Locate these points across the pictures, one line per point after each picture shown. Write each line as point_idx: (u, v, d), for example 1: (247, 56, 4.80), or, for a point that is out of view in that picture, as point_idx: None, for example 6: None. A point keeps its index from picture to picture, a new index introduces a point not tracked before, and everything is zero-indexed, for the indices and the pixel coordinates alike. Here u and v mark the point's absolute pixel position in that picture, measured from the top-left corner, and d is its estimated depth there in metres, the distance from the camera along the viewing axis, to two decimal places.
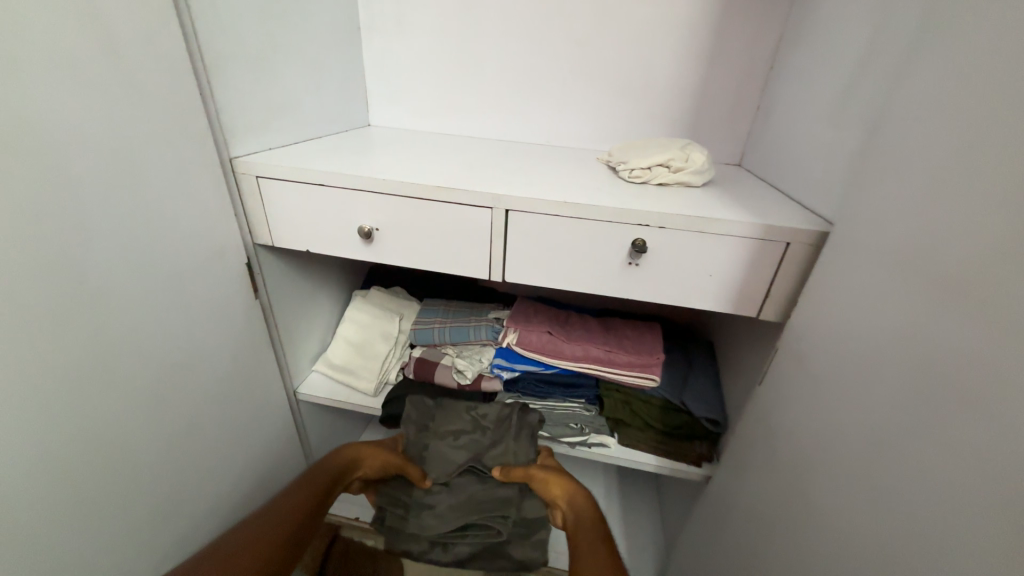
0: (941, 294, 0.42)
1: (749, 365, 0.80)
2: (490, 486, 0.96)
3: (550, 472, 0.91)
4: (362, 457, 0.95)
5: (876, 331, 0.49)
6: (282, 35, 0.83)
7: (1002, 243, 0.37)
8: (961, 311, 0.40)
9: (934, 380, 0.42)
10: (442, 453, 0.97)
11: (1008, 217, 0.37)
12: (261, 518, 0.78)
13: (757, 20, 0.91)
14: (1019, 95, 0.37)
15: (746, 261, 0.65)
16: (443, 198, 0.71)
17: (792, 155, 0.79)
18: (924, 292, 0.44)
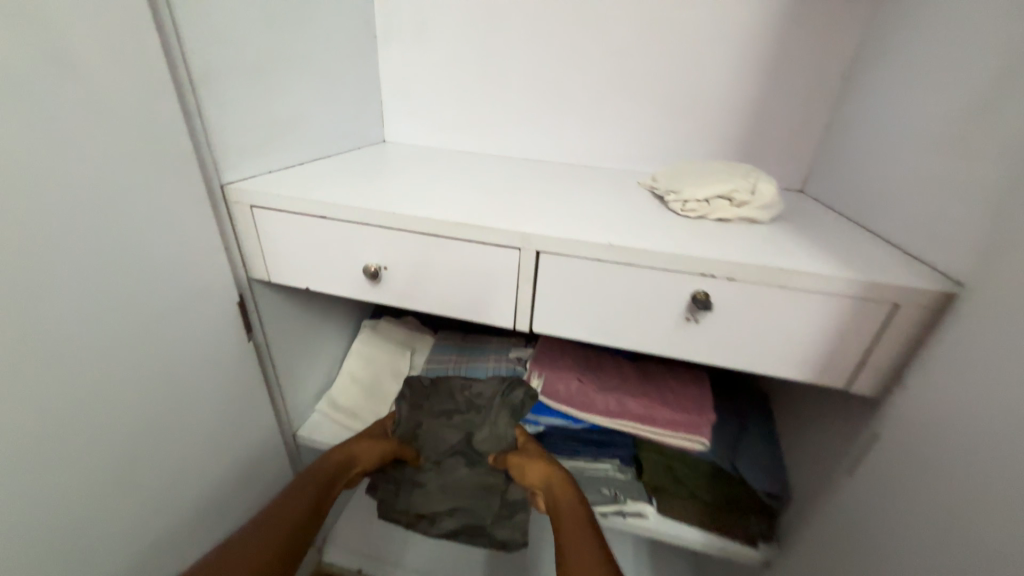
0: None
1: (822, 436, 0.66)
2: (481, 468, 0.81)
3: (535, 462, 0.76)
4: (357, 455, 0.78)
5: None
6: (289, 44, 0.74)
7: None
8: None
9: None
10: (433, 431, 0.83)
11: None
12: (254, 530, 0.64)
13: (830, 26, 0.79)
14: None
15: (838, 324, 0.52)
16: (464, 235, 0.60)
17: (883, 187, 0.66)
18: None
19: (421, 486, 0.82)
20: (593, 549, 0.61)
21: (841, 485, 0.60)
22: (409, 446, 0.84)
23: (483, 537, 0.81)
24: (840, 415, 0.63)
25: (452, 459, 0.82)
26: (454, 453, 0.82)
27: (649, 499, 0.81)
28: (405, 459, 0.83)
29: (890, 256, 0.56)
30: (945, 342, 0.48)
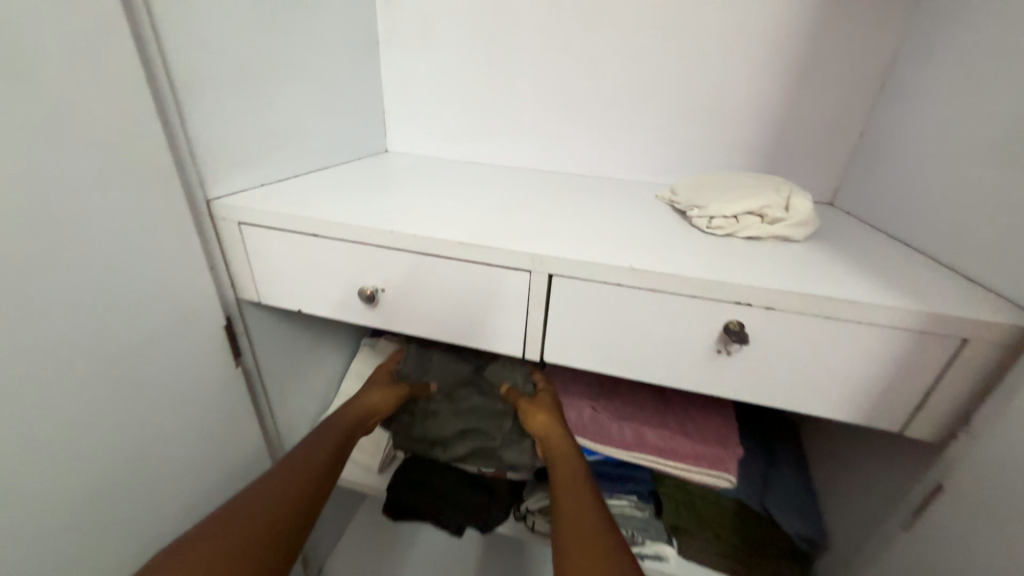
0: None
1: (872, 480, 0.59)
2: (491, 395, 0.78)
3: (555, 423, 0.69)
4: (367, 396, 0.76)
5: None
6: (285, 49, 0.69)
7: None
8: None
9: None
10: (441, 364, 0.81)
11: None
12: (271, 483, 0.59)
13: (865, 28, 0.73)
14: None
15: (892, 361, 0.46)
16: (469, 256, 0.54)
17: (933, 203, 0.59)
18: None
19: (431, 414, 0.79)
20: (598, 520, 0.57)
21: (893, 538, 0.53)
22: (420, 381, 0.81)
23: (495, 461, 0.76)
24: (893, 458, 0.56)
25: (463, 390, 0.80)
26: (465, 384, 0.80)
27: (670, 539, 0.74)
28: (416, 393, 0.79)
29: (947, 283, 0.50)
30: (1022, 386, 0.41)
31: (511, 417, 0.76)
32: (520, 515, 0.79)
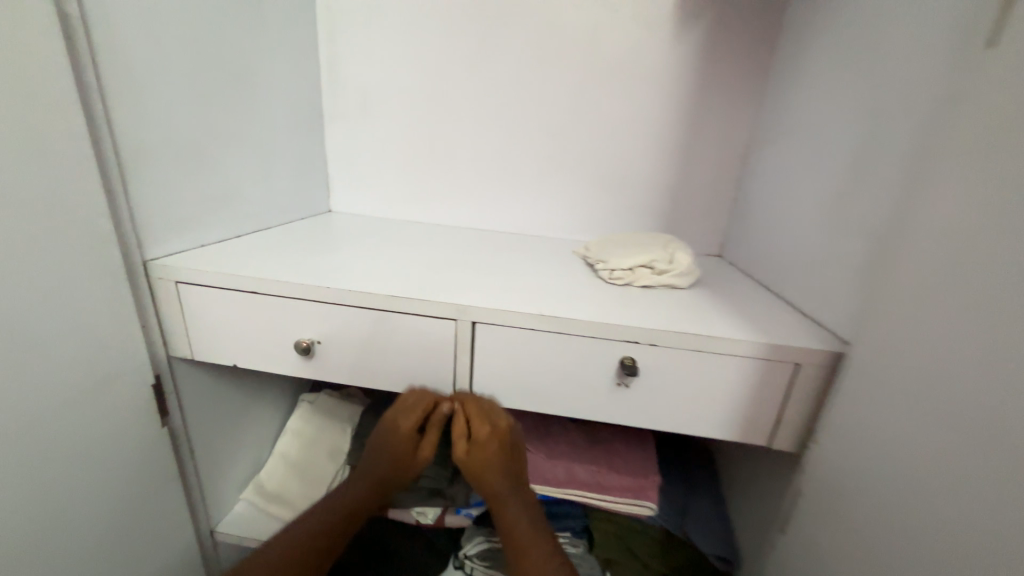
0: None
1: (764, 494, 0.68)
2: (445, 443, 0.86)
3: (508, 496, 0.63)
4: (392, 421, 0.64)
5: (974, 509, 0.37)
6: (222, 123, 0.76)
7: None
8: None
9: None
10: None
11: None
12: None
13: (724, 118, 0.93)
14: None
15: (752, 385, 0.56)
16: (401, 308, 0.61)
17: (782, 256, 0.74)
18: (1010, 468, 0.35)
19: None
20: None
21: (778, 543, 0.61)
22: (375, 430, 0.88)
23: (442, 499, 0.80)
24: (776, 471, 0.66)
25: None
26: None
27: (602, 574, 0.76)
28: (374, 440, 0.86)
29: (791, 320, 0.63)
30: (845, 400, 0.52)
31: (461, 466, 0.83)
32: (459, 563, 0.79)
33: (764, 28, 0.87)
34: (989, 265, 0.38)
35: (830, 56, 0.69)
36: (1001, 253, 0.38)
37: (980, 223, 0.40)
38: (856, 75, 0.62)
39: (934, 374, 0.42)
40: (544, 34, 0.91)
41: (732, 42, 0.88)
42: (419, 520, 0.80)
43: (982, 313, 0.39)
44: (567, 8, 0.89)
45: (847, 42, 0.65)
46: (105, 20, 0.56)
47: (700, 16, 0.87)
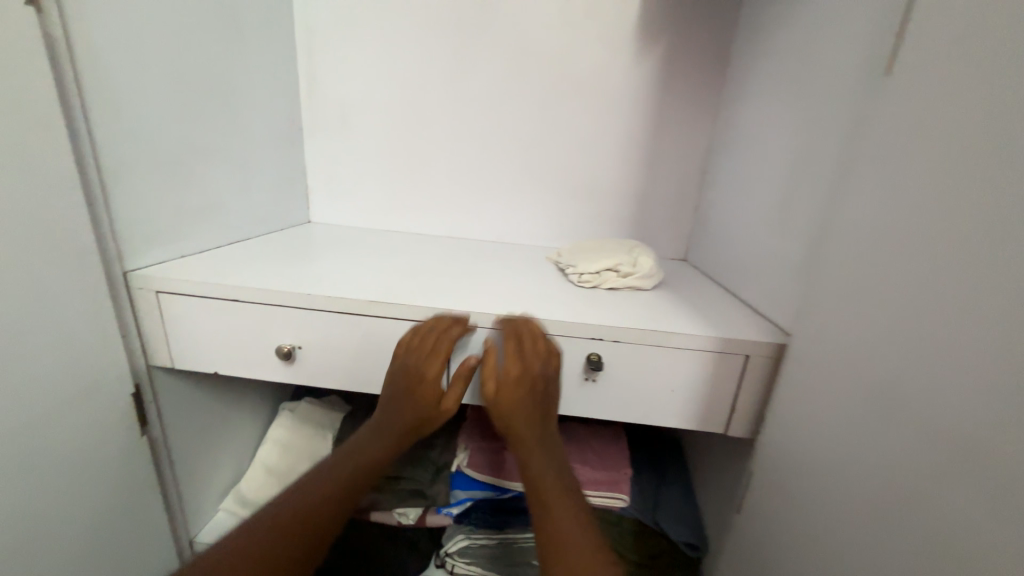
0: (944, 449, 0.38)
1: (726, 479, 0.74)
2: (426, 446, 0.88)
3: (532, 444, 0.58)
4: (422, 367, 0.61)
5: (893, 477, 0.42)
6: (202, 138, 0.78)
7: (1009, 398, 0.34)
8: (971, 481, 0.36)
9: (962, 555, 0.36)
10: None
11: (995, 367, 0.35)
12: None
13: (685, 131, 0.99)
14: (969, 233, 0.38)
15: (708, 376, 0.62)
16: (380, 312, 0.64)
17: (737, 259, 0.80)
18: (921, 441, 0.40)
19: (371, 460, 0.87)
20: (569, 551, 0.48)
21: (737, 523, 0.66)
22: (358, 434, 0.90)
23: (422, 500, 0.82)
24: (736, 456, 0.71)
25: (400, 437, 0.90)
26: None
27: None
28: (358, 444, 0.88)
29: (743, 316, 0.69)
30: (788, 387, 0.58)
31: (441, 468, 0.86)
32: (440, 560, 0.81)
33: (716, 50, 0.94)
34: (896, 263, 0.44)
35: (773, 77, 0.76)
36: (903, 255, 0.44)
37: (886, 228, 0.46)
38: (795, 94, 0.69)
39: (858, 361, 0.48)
40: (514, 53, 0.97)
41: (688, 62, 0.95)
42: (400, 521, 0.83)
43: (891, 306, 0.44)
44: (535, 29, 0.95)
45: (786, 65, 0.72)
46: (87, 43, 0.59)
47: (658, 38, 0.94)
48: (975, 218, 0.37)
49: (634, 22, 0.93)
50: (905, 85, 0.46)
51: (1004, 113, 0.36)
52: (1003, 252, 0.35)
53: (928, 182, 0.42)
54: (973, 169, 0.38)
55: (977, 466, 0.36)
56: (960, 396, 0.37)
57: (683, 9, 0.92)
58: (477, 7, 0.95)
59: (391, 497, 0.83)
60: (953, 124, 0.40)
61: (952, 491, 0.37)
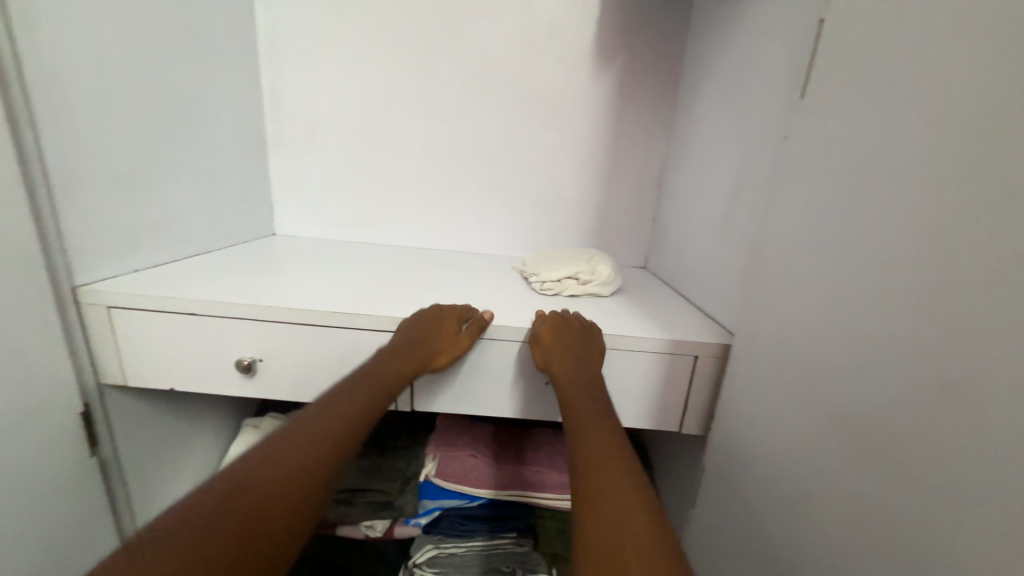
0: (859, 434, 0.42)
1: (683, 474, 0.77)
2: (396, 456, 0.89)
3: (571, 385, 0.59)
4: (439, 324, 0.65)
5: (820, 460, 0.46)
6: (161, 152, 0.77)
7: (904, 384, 0.38)
8: (878, 460, 0.40)
9: (873, 526, 0.40)
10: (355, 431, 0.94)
11: (893, 356, 0.39)
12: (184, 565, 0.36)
13: (641, 145, 1.04)
14: (869, 239, 0.43)
15: (660, 377, 0.66)
16: (344, 323, 0.65)
17: (689, 266, 0.85)
18: (840, 427, 0.44)
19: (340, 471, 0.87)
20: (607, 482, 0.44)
21: (694, 515, 0.70)
22: None
23: (389, 511, 0.82)
24: (692, 453, 0.75)
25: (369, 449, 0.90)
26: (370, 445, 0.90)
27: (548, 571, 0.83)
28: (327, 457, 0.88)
29: (694, 320, 0.73)
30: (733, 384, 0.62)
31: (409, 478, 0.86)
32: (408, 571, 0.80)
33: (667, 71, 1.00)
34: (816, 266, 0.49)
35: (717, 97, 0.82)
36: (819, 261, 0.49)
37: (807, 234, 0.51)
38: (736, 113, 0.75)
39: (787, 359, 0.52)
40: (478, 71, 1.00)
41: (642, 82, 1.00)
42: (368, 534, 0.83)
43: (813, 305, 0.49)
44: (498, 49, 0.99)
45: (729, 85, 0.78)
46: (39, 60, 0.58)
47: (614, 59, 0.99)
48: (870, 226, 0.42)
49: (591, 44, 0.98)
50: (816, 109, 0.51)
51: (887, 137, 0.41)
52: (889, 258, 0.40)
53: (834, 196, 0.47)
54: (867, 186, 0.43)
55: (875, 451, 0.40)
56: (861, 388, 0.42)
57: (636, 33, 0.98)
58: (441, 27, 0.98)
59: (358, 509, 0.82)
60: (852, 145, 0.45)
61: (860, 473, 0.42)
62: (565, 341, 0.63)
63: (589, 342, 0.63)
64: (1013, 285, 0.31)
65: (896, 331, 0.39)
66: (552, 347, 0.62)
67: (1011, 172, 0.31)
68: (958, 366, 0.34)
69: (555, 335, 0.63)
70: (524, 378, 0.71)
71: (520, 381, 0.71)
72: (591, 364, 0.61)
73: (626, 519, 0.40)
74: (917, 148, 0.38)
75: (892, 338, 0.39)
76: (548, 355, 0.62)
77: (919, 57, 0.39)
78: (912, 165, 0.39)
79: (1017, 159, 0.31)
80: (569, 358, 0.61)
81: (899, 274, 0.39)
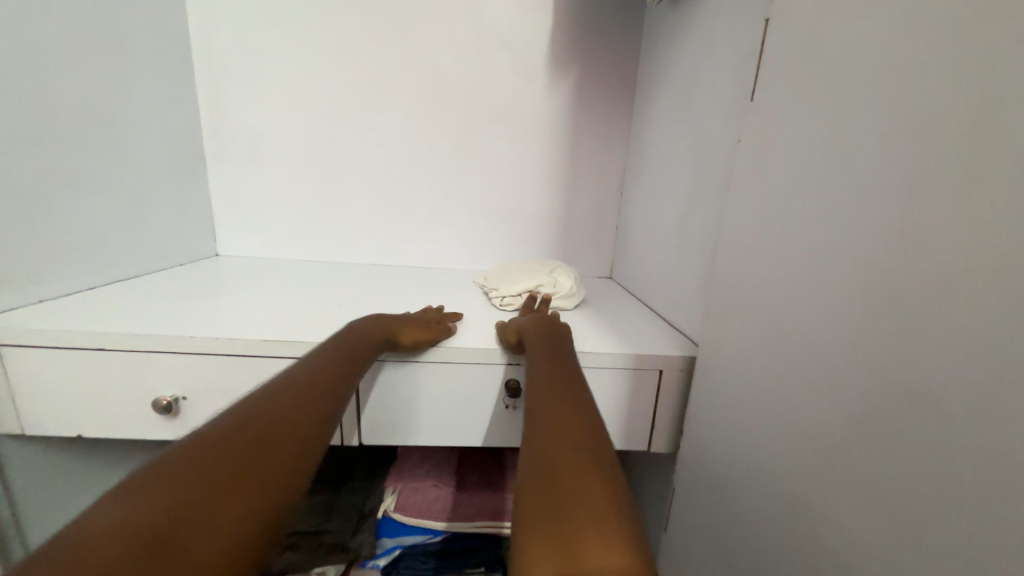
0: (825, 451, 0.39)
1: (654, 493, 0.74)
2: (353, 493, 0.82)
3: (535, 346, 0.58)
4: (409, 318, 0.67)
5: (785, 477, 0.44)
6: (71, 168, 0.69)
7: (866, 396, 0.36)
8: (846, 479, 0.37)
9: (846, 551, 0.37)
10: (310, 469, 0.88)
11: (854, 367, 0.37)
12: (146, 544, 0.29)
13: (601, 153, 1.03)
14: (821, 243, 0.41)
15: (624, 393, 0.63)
16: (281, 353, 0.60)
17: (651, 275, 0.84)
18: (806, 443, 0.42)
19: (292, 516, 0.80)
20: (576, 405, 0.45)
21: (666, 538, 0.67)
22: None
23: (343, 555, 0.75)
24: (663, 471, 0.72)
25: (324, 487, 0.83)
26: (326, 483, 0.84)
27: None
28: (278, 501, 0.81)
29: (657, 331, 0.71)
30: (698, 399, 0.59)
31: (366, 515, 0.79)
32: None
33: (622, 79, 0.99)
34: (772, 273, 0.47)
35: (672, 103, 0.81)
36: (774, 269, 0.47)
37: (762, 241, 0.49)
38: (689, 118, 0.74)
39: (749, 371, 0.50)
40: (431, 80, 0.97)
41: (598, 89, 0.99)
42: None
43: (772, 314, 0.47)
44: (450, 56, 0.95)
45: (681, 92, 0.77)
46: None
47: (569, 67, 0.98)
48: (821, 231, 0.41)
49: (546, 51, 0.96)
50: (764, 111, 0.50)
51: (833, 137, 0.40)
52: (844, 264, 0.38)
53: (785, 200, 0.46)
54: (818, 188, 0.41)
55: (839, 468, 0.38)
56: (822, 401, 0.40)
57: (589, 41, 0.97)
58: (390, 34, 0.94)
59: (309, 557, 0.75)
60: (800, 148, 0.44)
61: (827, 494, 0.39)
62: (530, 317, 0.67)
63: (552, 319, 0.66)
64: (961, 288, 0.29)
65: (853, 341, 0.37)
66: (520, 323, 0.66)
67: (954, 169, 0.30)
68: (913, 377, 0.32)
69: (520, 317, 0.69)
70: (482, 401, 0.66)
71: (478, 406, 0.66)
72: (556, 329, 0.62)
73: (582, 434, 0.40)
74: (861, 149, 0.37)
75: (850, 348, 0.37)
76: (518, 325, 0.64)
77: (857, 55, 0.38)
78: (861, 165, 0.37)
79: (958, 156, 0.29)
80: (537, 324, 0.63)
81: (855, 281, 0.37)
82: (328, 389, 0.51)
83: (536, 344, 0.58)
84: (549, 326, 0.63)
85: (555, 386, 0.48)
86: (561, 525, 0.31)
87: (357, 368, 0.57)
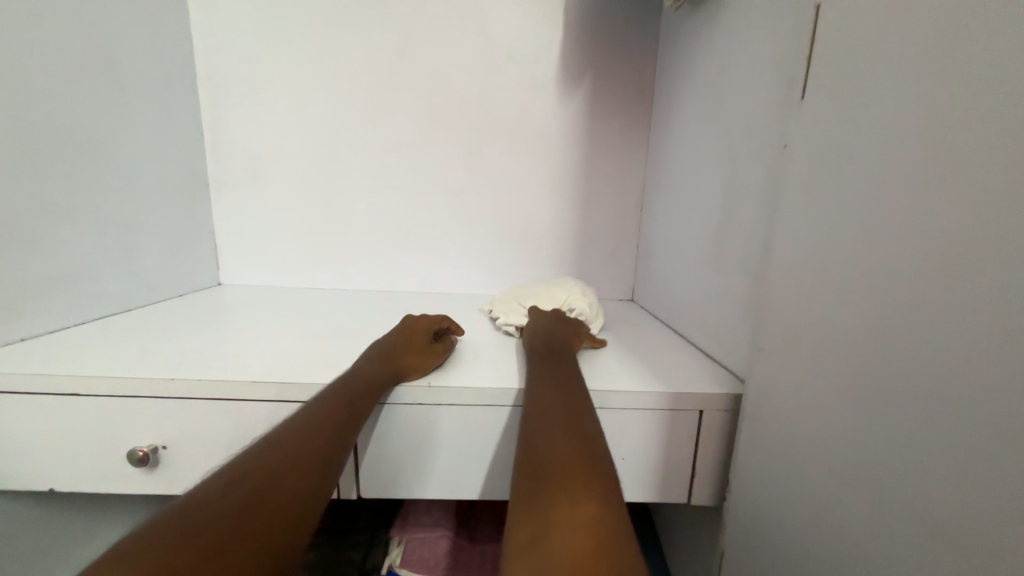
0: (916, 529, 0.31)
1: (697, 553, 0.65)
2: (358, 549, 0.77)
3: (537, 352, 0.57)
4: (414, 330, 0.66)
5: (858, 555, 0.35)
6: (56, 198, 0.65)
7: (983, 465, 0.27)
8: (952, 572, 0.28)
9: None
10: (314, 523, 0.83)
11: (954, 423, 0.28)
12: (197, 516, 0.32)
13: (617, 168, 0.98)
14: (893, 267, 0.33)
15: (658, 438, 0.55)
16: (270, 396, 0.54)
17: (682, 300, 0.76)
18: (887, 516, 0.33)
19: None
20: (576, 391, 0.46)
21: None
22: None
23: None
24: (707, 525, 0.63)
25: (328, 543, 0.78)
26: (329, 537, 0.79)
27: None
28: None
29: (692, 364, 0.63)
30: (746, 447, 0.51)
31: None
32: None
33: (639, 91, 0.94)
34: (829, 301, 0.39)
35: (696, 113, 0.75)
36: (832, 292, 0.39)
37: (815, 263, 0.41)
38: (717, 128, 0.67)
39: (807, 418, 0.42)
40: (434, 96, 0.93)
41: (612, 102, 0.94)
42: None
43: (833, 352, 0.39)
44: (458, 74, 0.92)
45: (706, 100, 0.71)
46: None
47: (581, 80, 0.93)
48: (891, 252, 0.33)
49: (557, 64, 0.92)
50: (810, 110, 0.43)
51: (903, 135, 0.32)
52: (927, 292, 0.30)
53: (841, 211, 0.38)
54: (884, 200, 0.34)
55: (941, 557, 0.29)
56: (907, 465, 0.31)
57: (603, 53, 0.92)
58: (396, 54, 0.91)
59: None
60: (857, 150, 0.37)
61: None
62: (537, 324, 0.66)
63: (559, 328, 0.64)
64: None
65: (951, 392, 0.28)
66: (530, 330, 0.65)
67: None
68: None
69: (532, 323, 0.67)
70: (495, 448, 0.59)
71: (491, 452, 0.59)
72: (558, 338, 0.61)
73: (573, 414, 0.41)
74: (947, 147, 0.29)
75: (947, 399, 0.29)
76: (528, 333, 0.64)
77: (932, 22, 0.31)
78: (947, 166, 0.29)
79: None
80: (543, 335, 0.62)
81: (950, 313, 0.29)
82: (348, 397, 0.50)
83: (539, 348, 0.58)
84: (553, 333, 0.62)
85: (559, 378, 0.48)
86: (542, 493, 0.33)
87: (383, 370, 0.56)
